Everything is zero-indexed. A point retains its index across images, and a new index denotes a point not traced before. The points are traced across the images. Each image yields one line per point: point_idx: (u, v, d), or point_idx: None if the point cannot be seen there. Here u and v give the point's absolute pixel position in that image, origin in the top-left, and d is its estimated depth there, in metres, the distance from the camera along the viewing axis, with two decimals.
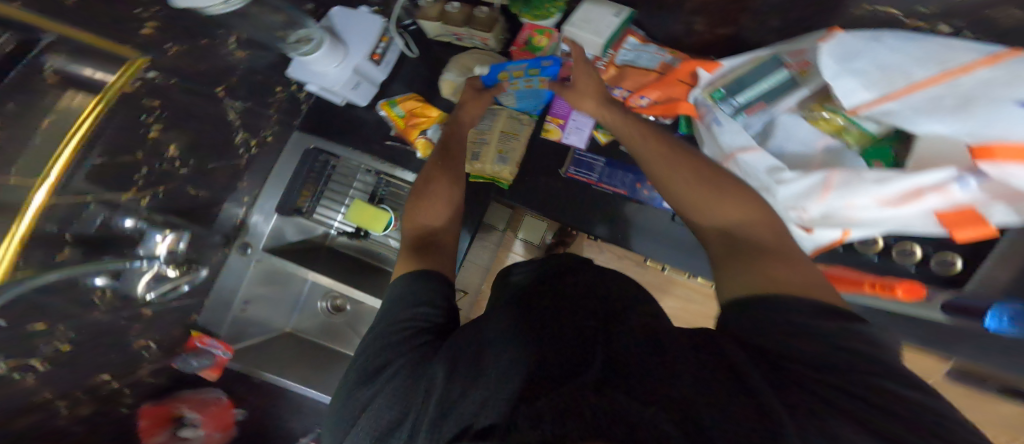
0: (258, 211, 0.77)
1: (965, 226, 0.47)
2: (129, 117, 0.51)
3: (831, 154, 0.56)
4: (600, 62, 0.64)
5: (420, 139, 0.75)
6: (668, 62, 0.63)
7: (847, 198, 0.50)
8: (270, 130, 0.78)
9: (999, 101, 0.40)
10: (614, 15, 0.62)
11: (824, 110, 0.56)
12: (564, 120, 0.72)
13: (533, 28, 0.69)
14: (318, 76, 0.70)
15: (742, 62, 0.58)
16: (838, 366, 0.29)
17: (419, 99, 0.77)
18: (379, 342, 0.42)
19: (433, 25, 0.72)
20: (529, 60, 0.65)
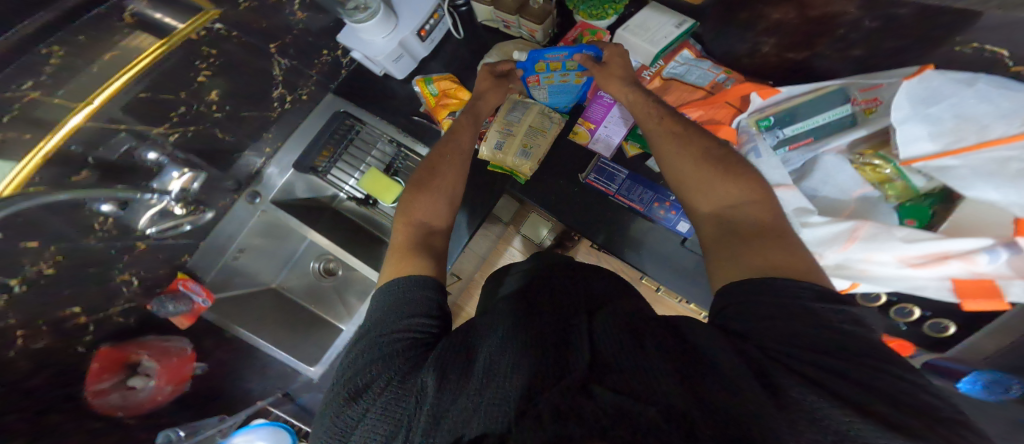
0: (276, 162, 0.75)
1: (978, 298, 0.46)
2: (185, 60, 0.55)
3: (866, 203, 0.52)
4: (647, 72, 0.63)
5: (446, 120, 0.74)
6: (719, 82, 0.60)
7: (869, 251, 0.48)
8: (308, 89, 0.76)
9: None
10: (674, 25, 0.59)
11: (875, 157, 0.52)
12: (596, 125, 0.71)
13: (584, 27, 0.66)
14: (364, 45, 0.69)
15: (803, 91, 0.54)
16: (849, 374, 0.28)
17: (454, 81, 0.75)
18: (367, 356, 0.39)
19: (485, 9, 0.70)
20: (568, 50, 0.62)
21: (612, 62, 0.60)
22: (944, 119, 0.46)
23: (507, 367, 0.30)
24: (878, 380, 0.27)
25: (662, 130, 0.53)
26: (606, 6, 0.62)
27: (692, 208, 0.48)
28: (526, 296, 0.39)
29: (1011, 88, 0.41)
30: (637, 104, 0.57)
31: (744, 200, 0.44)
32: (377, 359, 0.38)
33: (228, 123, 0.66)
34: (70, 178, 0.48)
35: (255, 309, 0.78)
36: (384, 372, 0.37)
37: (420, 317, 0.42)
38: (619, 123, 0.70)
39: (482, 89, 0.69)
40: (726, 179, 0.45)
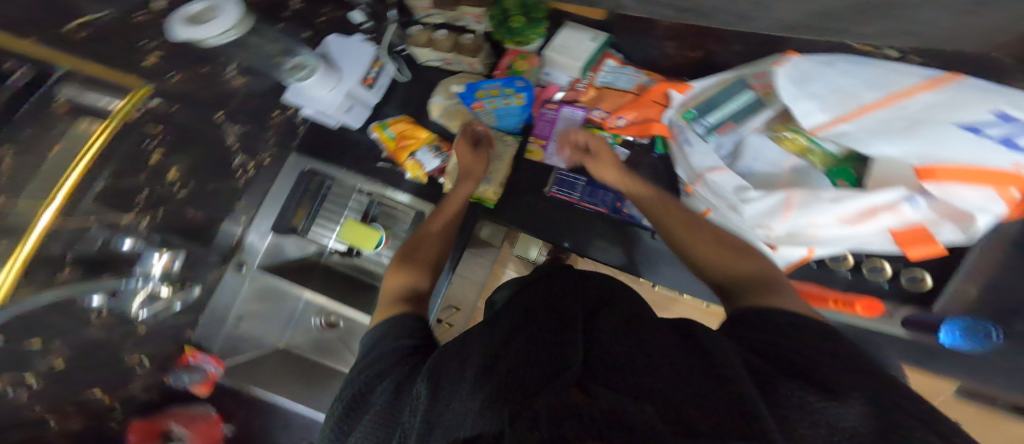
0: (254, 230, 0.79)
1: (916, 244, 0.50)
2: (132, 147, 0.54)
3: (797, 173, 0.56)
4: (580, 84, 0.69)
5: (409, 161, 0.77)
6: (643, 84, 0.66)
7: (809, 216, 0.51)
8: (269, 152, 0.80)
9: (941, 124, 0.42)
10: (591, 40, 0.65)
11: (786, 131, 0.57)
12: (547, 140, 0.73)
13: (515, 54, 0.73)
14: (314, 101, 0.73)
15: (710, 83, 0.60)
16: (833, 370, 0.30)
17: (408, 121, 0.80)
18: (367, 371, 0.42)
19: (423, 52, 0.75)
20: (503, 79, 0.69)
21: (604, 152, 0.65)
22: (823, 94, 0.50)
23: (484, 381, 0.31)
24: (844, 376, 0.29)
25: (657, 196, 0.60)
26: (529, 33, 0.67)
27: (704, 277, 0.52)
28: (521, 311, 0.39)
29: (865, 65, 0.49)
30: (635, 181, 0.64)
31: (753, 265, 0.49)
32: (379, 368, 0.41)
33: (196, 197, 0.68)
34: (51, 277, 0.49)
35: (265, 366, 0.78)
36: (383, 383, 0.39)
37: (405, 338, 0.44)
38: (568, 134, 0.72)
39: (467, 164, 0.71)
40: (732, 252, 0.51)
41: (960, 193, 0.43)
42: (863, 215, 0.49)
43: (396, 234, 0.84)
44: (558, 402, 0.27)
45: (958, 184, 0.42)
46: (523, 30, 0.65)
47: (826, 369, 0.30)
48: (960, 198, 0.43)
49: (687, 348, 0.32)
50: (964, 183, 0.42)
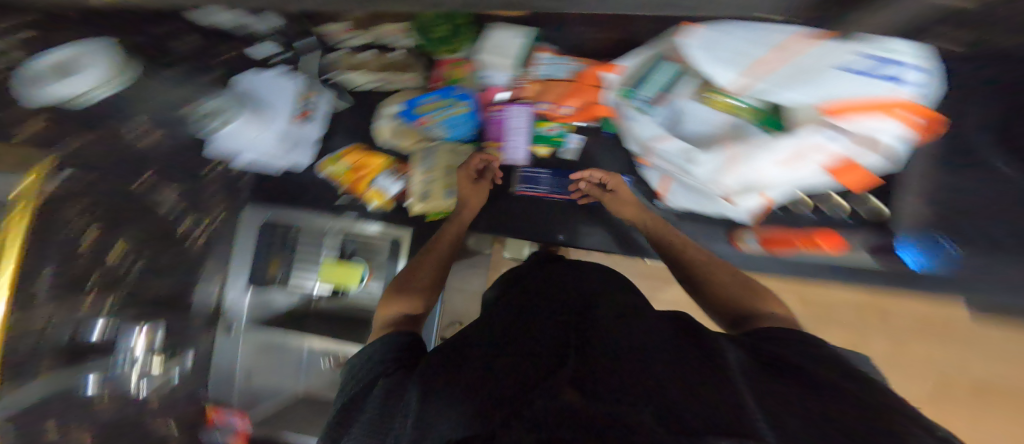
0: (232, 288, 0.80)
1: (845, 172, 0.52)
2: (61, 246, 0.53)
3: (733, 130, 0.55)
4: (520, 81, 0.68)
5: (372, 189, 0.83)
6: (578, 70, 0.65)
7: (749, 165, 0.53)
8: (219, 213, 0.79)
9: (827, 70, 0.41)
10: (518, 36, 0.65)
11: (710, 93, 0.54)
12: (501, 142, 0.77)
13: (450, 61, 0.70)
14: (246, 145, 0.73)
15: (635, 62, 0.58)
16: (821, 377, 0.33)
17: (361, 150, 0.83)
18: (360, 382, 0.43)
19: (356, 75, 0.77)
20: (440, 91, 0.70)
21: (620, 190, 0.75)
22: (728, 58, 0.45)
23: (479, 391, 0.32)
24: (842, 385, 0.31)
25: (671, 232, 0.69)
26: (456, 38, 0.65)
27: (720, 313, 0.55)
28: (516, 324, 0.40)
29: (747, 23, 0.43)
30: (653, 218, 0.72)
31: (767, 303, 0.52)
32: (369, 378, 0.42)
33: (155, 268, 0.69)
34: (37, 370, 0.53)
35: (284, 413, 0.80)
36: (377, 389, 0.40)
37: (391, 353, 0.45)
38: (520, 133, 0.75)
39: (467, 195, 0.76)
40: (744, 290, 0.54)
41: (869, 123, 0.44)
42: (794, 158, 0.51)
43: (379, 263, 0.84)
44: (546, 409, 0.27)
45: (866, 115, 0.43)
46: (451, 39, 0.65)
47: (823, 377, 0.32)
48: (869, 125, 0.44)
49: (682, 352, 0.34)
50: (865, 115, 0.43)
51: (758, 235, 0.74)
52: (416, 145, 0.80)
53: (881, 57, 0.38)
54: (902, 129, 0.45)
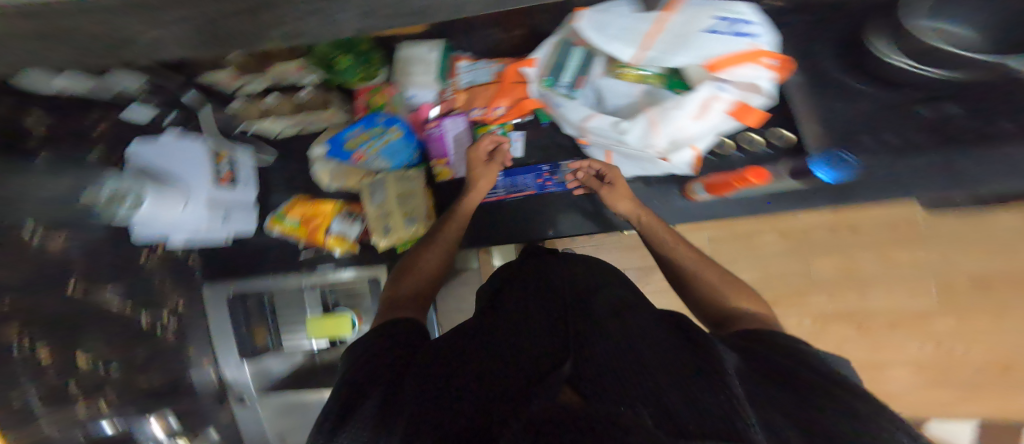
0: (226, 366, 0.89)
1: (745, 115, 0.56)
2: (26, 369, 0.55)
3: (648, 96, 0.60)
4: (447, 93, 0.71)
5: (328, 237, 0.87)
6: (499, 70, 0.69)
7: (669, 124, 0.56)
8: (178, 303, 0.82)
9: (700, 33, 0.48)
10: (430, 51, 0.68)
11: (621, 68, 0.60)
12: (446, 158, 0.77)
13: (367, 90, 0.72)
14: (173, 223, 0.73)
15: (547, 52, 0.60)
16: (806, 387, 0.35)
17: (303, 203, 0.87)
18: (352, 382, 0.44)
19: (268, 123, 0.79)
20: (364, 122, 0.68)
21: (618, 184, 0.75)
22: (621, 35, 0.52)
23: (472, 405, 0.32)
24: (831, 395, 0.33)
25: (665, 227, 0.70)
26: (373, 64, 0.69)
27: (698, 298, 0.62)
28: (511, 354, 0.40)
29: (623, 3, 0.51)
30: (647, 214, 0.73)
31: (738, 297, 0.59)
32: (364, 381, 0.43)
33: (151, 357, 0.75)
34: None
35: None
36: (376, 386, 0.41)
37: (385, 355, 0.47)
38: (463, 141, 0.76)
39: (465, 212, 0.72)
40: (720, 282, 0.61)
41: (741, 73, 0.50)
42: (703, 110, 0.54)
43: (365, 307, 0.92)
44: (549, 402, 0.29)
45: (737, 67, 0.49)
46: (352, 68, 0.66)
47: (802, 385, 0.35)
48: (743, 75, 0.50)
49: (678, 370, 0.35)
50: (736, 65, 0.49)
51: (704, 183, 0.76)
52: (360, 182, 0.80)
53: (734, 15, 0.47)
54: (774, 77, 0.51)
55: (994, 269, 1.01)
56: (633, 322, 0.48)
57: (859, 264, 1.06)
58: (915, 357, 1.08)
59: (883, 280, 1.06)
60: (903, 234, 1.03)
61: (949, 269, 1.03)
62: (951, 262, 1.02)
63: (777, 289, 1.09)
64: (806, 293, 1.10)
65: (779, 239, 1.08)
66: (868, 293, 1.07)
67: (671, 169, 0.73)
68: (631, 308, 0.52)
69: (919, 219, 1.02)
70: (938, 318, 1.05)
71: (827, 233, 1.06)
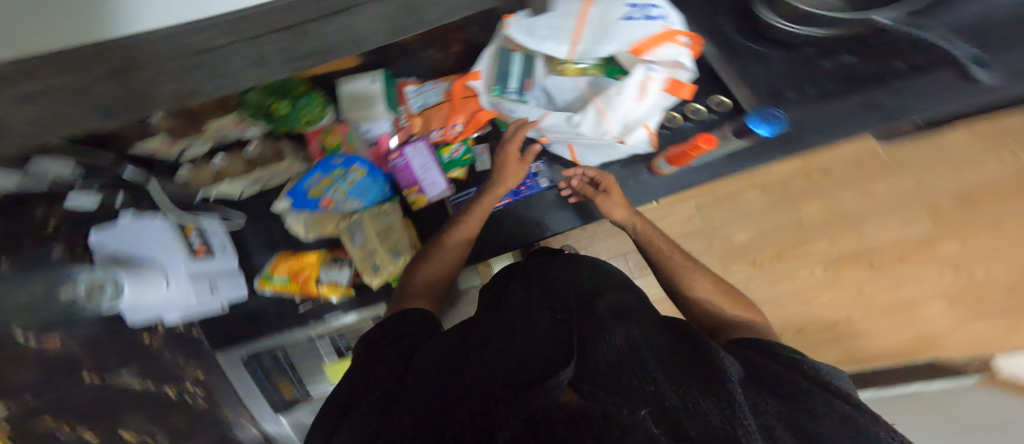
0: (267, 422, 0.93)
1: (680, 91, 0.60)
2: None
3: (593, 85, 0.65)
4: (402, 121, 0.75)
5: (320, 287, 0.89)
6: (446, 88, 0.73)
7: (617, 109, 0.60)
8: (197, 369, 0.82)
9: (618, 22, 0.56)
10: (372, 82, 0.71)
11: (561, 65, 0.63)
12: (417, 185, 0.76)
13: (317, 132, 0.74)
14: (159, 306, 0.68)
15: (487, 63, 0.65)
16: (799, 390, 0.39)
17: (287, 258, 0.89)
18: (359, 382, 0.49)
19: (225, 186, 0.77)
20: (319, 168, 0.67)
21: (613, 191, 0.76)
22: (551, 34, 0.59)
23: (478, 403, 0.36)
24: (830, 404, 0.36)
25: (661, 236, 0.72)
26: (315, 104, 0.72)
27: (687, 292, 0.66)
28: (511, 356, 0.44)
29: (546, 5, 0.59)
30: (643, 221, 0.75)
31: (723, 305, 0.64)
32: (372, 380, 0.48)
33: (191, 424, 0.73)
34: None
35: None
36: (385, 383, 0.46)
37: (394, 353, 0.52)
38: (429, 167, 0.74)
39: (467, 234, 0.71)
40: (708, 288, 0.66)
41: (663, 52, 0.57)
42: (642, 92, 0.59)
43: None
44: (549, 403, 0.33)
45: (659, 47, 0.56)
46: (294, 111, 0.70)
47: (795, 390, 0.39)
48: (665, 54, 0.57)
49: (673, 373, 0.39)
50: (658, 44, 0.56)
51: (664, 156, 0.77)
52: (337, 226, 0.78)
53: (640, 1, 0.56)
54: (692, 52, 0.58)
55: (965, 185, 1.10)
56: (630, 325, 0.51)
57: (841, 203, 1.13)
58: (937, 289, 1.15)
59: (872, 214, 1.13)
60: (870, 167, 1.11)
61: (927, 191, 1.11)
62: (930, 188, 1.11)
63: (777, 243, 1.15)
64: (807, 241, 1.15)
65: (761, 194, 1.14)
66: (863, 228, 1.14)
67: (632, 150, 0.72)
68: (631, 314, 0.55)
69: (881, 152, 1.11)
70: (943, 242, 1.12)
71: (802, 181, 1.13)
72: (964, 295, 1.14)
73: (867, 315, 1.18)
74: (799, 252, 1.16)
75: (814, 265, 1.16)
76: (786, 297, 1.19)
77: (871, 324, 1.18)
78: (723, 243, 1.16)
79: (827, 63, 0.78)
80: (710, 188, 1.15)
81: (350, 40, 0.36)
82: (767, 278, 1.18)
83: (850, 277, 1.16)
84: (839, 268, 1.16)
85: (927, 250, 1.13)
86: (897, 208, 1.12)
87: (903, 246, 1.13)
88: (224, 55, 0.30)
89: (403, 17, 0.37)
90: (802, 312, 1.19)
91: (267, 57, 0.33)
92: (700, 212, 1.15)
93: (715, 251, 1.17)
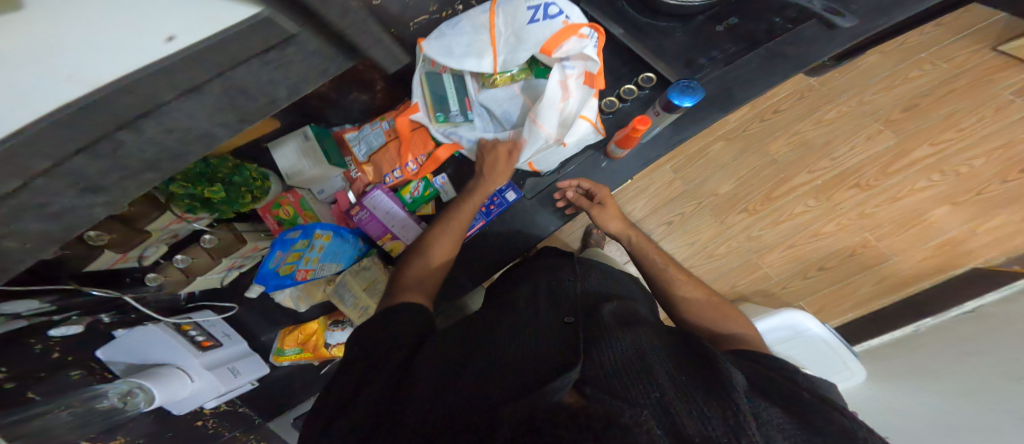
0: None
1: (597, 79, 0.66)
2: None
3: (527, 90, 0.73)
4: (353, 171, 0.81)
5: (332, 350, 0.89)
6: (386, 129, 0.78)
7: (551, 111, 0.67)
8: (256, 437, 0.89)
9: (524, 26, 0.65)
10: (305, 138, 0.75)
11: (489, 76, 0.72)
12: (390, 232, 0.77)
13: (267, 208, 0.76)
14: (191, 398, 0.73)
15: (422, 91, 0.71)
16: (800, 405, 0.40)
17: (292, 331, 0.89)
18: (354, 377, 0.47)
19: (201, 280, 0.76)
20: (279, 246, 0.68)
21: (607, 202, 0.78)
22: (468, 50, 0.67)
23: (479, 404, 0.37)
24: (830, 417, 0.38)
25: (654, 246, 0.75)
26: (250, 178, 0.70)
27: (679, 296, 0.68)
28: (513, 353, 0.44)
29: (454, 22, 0.66)
30: (637, 233, 0.79)
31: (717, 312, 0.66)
32: (375, 371, 0.47)
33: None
34: None
35: None
36: (388, 376, 0.46)
37: (399, 345, 0.50)
38: (394, 212, 0.77)
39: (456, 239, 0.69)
40: (706, 299, 0.68)
41: (570, 48, 0.64)
42: (565, 90, 0.67)
43: None
44: (552, 403, 0.33)
45: (564, 44, 0.64)
46: (231, 193, 0.66)
47: (793, 399, 0.40)
48: (572, 49, 0.64)
49: (683, 378, 0.39)
50: (563, 40, 0.63)
51: (613, 142, 0.74)
52: (325, 291, 0.78)
53: (538, 3, 0.63)
54: (598, 42, 0.63)
55: (903, 95, 1.17)
56: (646, 326, 0.51)
57: (803, 134, 1.17)
58: (935, 192, 1.13)
59: (834, 138, 1.17)
60: (813, 97, 1.19)
61: (874, 108, 1.17)
62: (873, 105, 1.17)
63: (758, 184, 1.18)
64: (791, 176, 1.17)
65: (726, 144, 1.18)
66: (834, 152, 1.17)
67: (582, 141, 0.71)
68: (636, 321, 0.53)
69: (816, 84, 1.19)
70: (916, 148, 1.15)
71: (758, 123, 1.19)
72: (965, 192, 1.13)
73: (882, 233, 1.15)
74: (787, 188, 1.17)
75: (805, 198, 1.17)
76: (793, 236, 1.18)
77: (891, 242, 1.15)
78: (710, 199, 1.18)
79: (720, 27, 0.77)
80: (679, 151, 1.19)
81: (180, 140, 0.37)
82: (766, 221, 1.18)
83: (845, 201, 1.16)
84: (828, 194, 1.16)
85: (902, 159, 1.15)
86: (854, 129, 1.17)
87: (881, 161, 1.15)
88: (39, 195, 0.31)
89: (228, 107, 0.39)
90: (813, 247, 1.17)
91: (91, 183, 0.34)
92: (677, 174, 1.18)
93: (705, 207, 1.18)
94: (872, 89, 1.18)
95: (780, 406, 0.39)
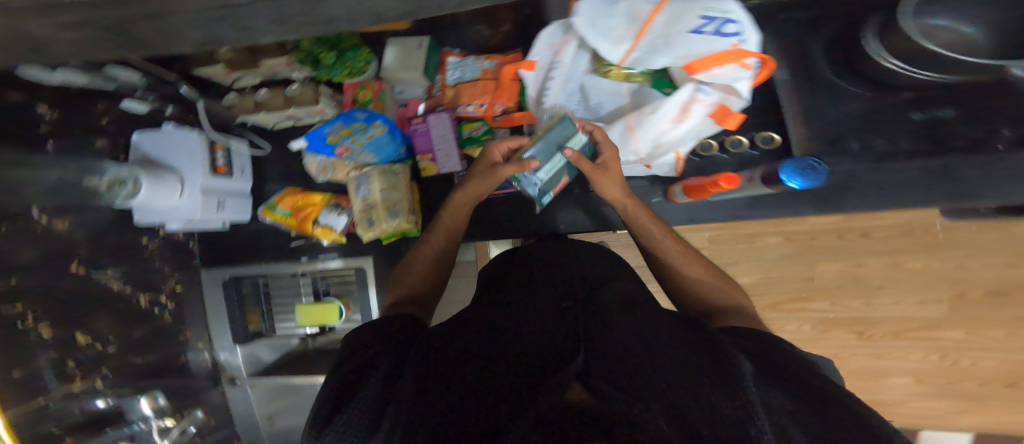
0: (222, 349, 0.95)
1: (727, 118, 0.67)
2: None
3: (637, 95, 0.71)
4: (435, 88, 0.81)
5: (318, 228, 0.87)
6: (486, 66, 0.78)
7: (660, 131, 0.69)
8: (174, 280, 0.89)
9: (684, 34, 0.61)
10: (418, 45, 0.76)
11: (606, 65, 0.69)
12: (432, 153, 0.78)
13: (354, 86, 0.78)
14: (170, 212, 0.74)
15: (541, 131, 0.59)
16: (812, 392, 0.38)
17: (295, 194, 0.89)
18: (348, 360, 0.52)
19: (259, 116, 0.79)
20: (342, 118, 0.67)
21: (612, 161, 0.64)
22: (608, 33, 0.63)
23: (474, 397, 0.37)
24: (835, 401, 0.37)
25: (652, 217, 0.66)
26: (360, 60, 0.75)
27: (676, 270, 0.64)
28: (500, 343, 0.45)
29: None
30: (634, 201, 0.67)
31: (714, 286, 0.62)
32: (367, 364, 0.50)
33: (151, 337, 0.83)
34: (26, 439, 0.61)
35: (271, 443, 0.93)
36: (383, 361, 0.49)
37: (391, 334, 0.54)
38: (447, 139, 0.76)
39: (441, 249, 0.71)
40: (706, 270, 0.63)
41: (718, 74, 0.61)
42: (684, 113, 0.67)
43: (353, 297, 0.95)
44: (562, 399, 0.33)
45: (714, 70, 0.61)
46: (338, 63, 0.73)
47: (806, 380, 0.40)
48: (720, 76, 0.61)
49: (692, 369, 0.39)
50: (714, 67, 0.60)
51: (682, 185, 0.74)
52: (347, 174, 0.79)
53: (716, 14, 0.58)
54: (755, 78, 0.62)
55: (1010, 281, 1.09)
56: (649, 311, 0.52)
57: (864, 269, 1.14)
58: (914, 367, 1.17)
59: (893, 286, 1.14)
60: (920, 239, 1.10)
61: (967, 277, 1.10)
62: (970, 276, 1.10)
63: (790, 292, 1.19)
64: (810, 299, 1.18)
65: (782, 241, 1.16)
66: (875, 298, 1.15)
67: (658, 166, 0.77)
68: (639, 305, 0.54)
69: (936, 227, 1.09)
70: (947, 329, 1.13)
71: (834, 238, 1.14)
72: (935, 375, 1.16)
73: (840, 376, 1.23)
74: (798, 307, 1.19)
75: (804, 322, 1.20)
76: None
77: None
78: None
79: (918, 114, 0.71)
80: (730, 225, 1.19)
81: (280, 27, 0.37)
82: None
83: (836, 341, 1.20)
84: (828, 329, 1.19)
85: (925, 331, 1.15)
86: (922, 288, 1.13)
87: (904, 326, 1.15)
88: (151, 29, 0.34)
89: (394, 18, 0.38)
90: None
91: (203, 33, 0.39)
92: (710, 246, 1.20)
93: None
94: (976, 261, 1.09)
95: (788, 392, 0.38)
